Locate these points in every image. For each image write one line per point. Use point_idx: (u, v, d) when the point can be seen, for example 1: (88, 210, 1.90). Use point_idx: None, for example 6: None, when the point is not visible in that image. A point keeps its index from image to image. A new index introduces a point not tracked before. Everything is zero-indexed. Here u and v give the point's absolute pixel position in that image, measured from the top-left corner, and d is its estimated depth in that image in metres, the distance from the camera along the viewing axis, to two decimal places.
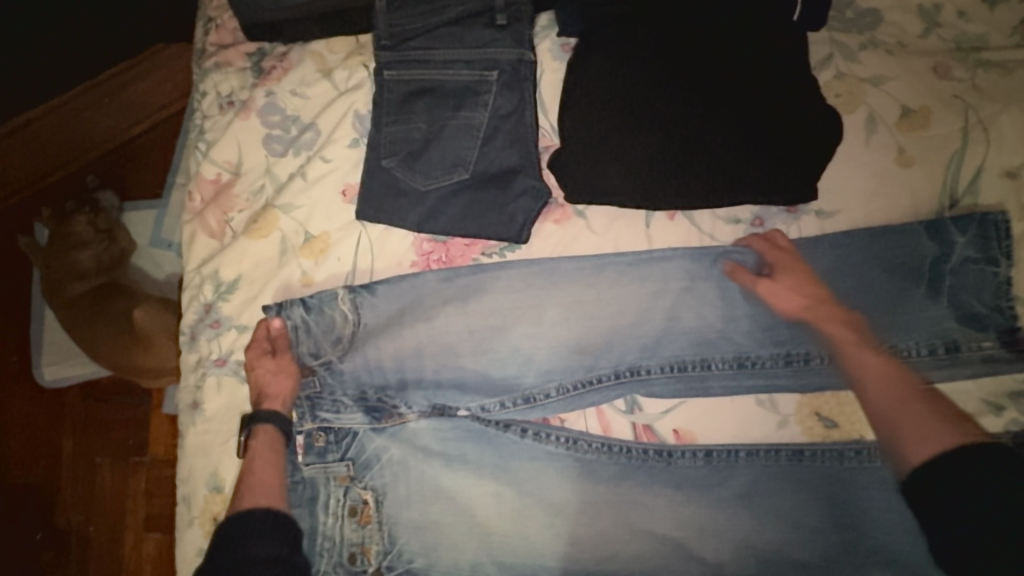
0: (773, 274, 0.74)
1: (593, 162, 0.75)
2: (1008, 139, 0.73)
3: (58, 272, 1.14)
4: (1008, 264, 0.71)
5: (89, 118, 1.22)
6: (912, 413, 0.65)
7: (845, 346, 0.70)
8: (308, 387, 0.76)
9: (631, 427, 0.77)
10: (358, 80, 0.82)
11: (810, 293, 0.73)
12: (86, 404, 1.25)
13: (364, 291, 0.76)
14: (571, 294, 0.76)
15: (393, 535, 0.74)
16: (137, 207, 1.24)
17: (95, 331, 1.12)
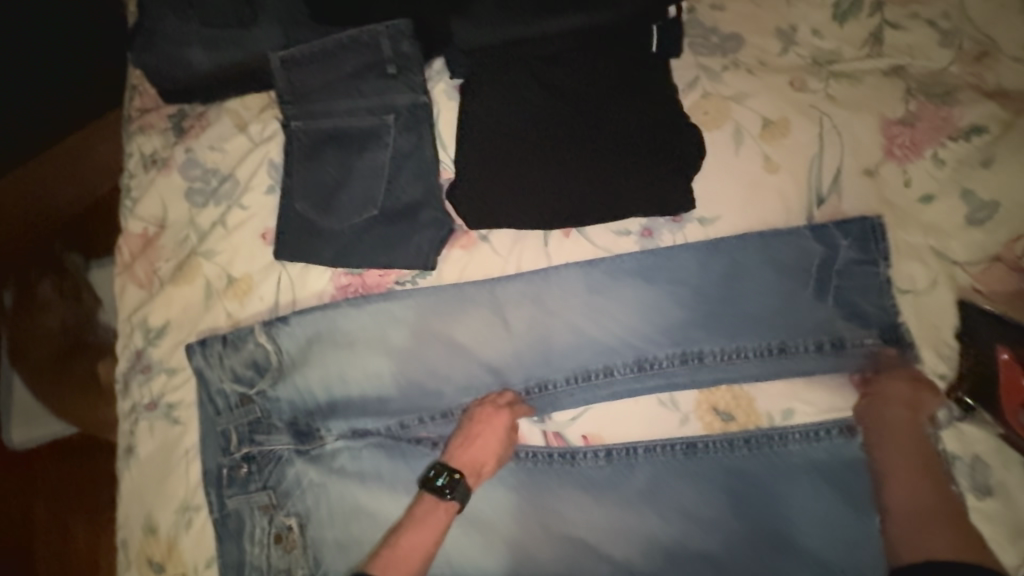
0: (883, 371, 0.74)
1: (485, 190, 0.81)
2: (861, 141, 0.79)
3: (22, 335, 1.23)
4: (887, 264, 0.77)
5: (51, 187, 1.27)
6: (933, 527, 0.62)
7: (904, 472, 0.68)
8: (249, 415, 0.81)
9: (541, 434, 0.80)
10: (271, 132, 0.88)
11: (913, 401, 0.73)
12: (58, 466, 1.29)
13: (279, 323, 0.82)
14: (481, 314, 0.82)
15: (318, 557, 0.78)
16: (102, 266, 1.29)
17: (61, 397, 1.18)
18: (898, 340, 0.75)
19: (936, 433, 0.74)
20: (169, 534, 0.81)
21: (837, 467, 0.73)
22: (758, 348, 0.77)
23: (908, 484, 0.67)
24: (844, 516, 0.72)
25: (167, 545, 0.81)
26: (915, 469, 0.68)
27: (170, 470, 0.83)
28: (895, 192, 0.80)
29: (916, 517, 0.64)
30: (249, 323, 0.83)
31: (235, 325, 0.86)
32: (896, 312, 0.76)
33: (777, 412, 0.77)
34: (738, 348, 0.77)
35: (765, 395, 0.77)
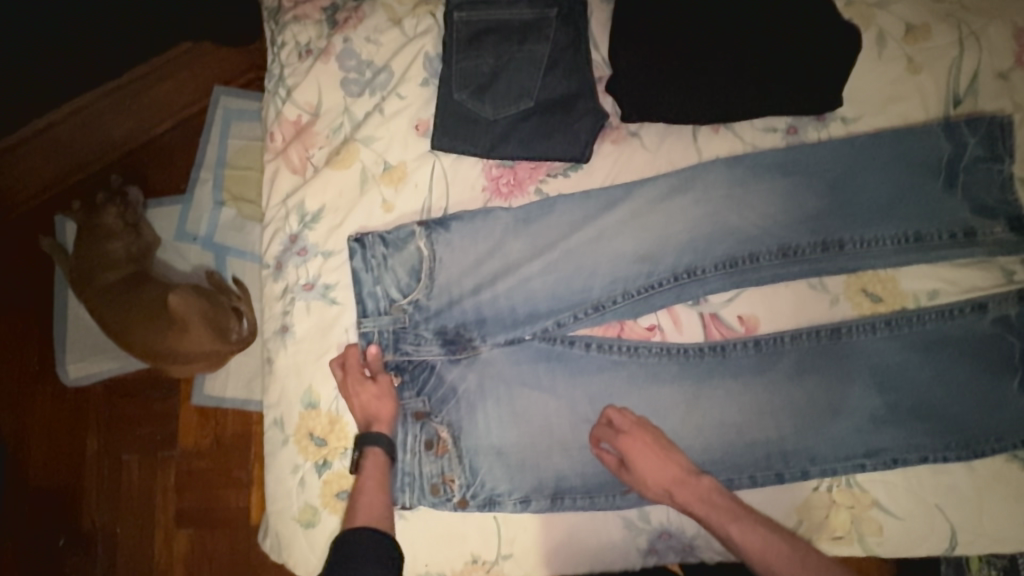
0: (629, 470, 0.77)
1: (645, 85, 0.85)
2: (996, 46, 0.84)
3: (86, 265, 1.14)
4: (1010, 161, 0.82)
5: (110, 119, 1.24)
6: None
7: (722, 518, 0.73)
8: (395, 322, 0.82)
9: (697, 316, 0.84)
10: (426, 27, 0.90)
11: (670, 482, 0.75)
12: (113, 400, 1.24)
13: (438, 229, 0.83)
14: (625, 217, 0.85)
15: (473, 468, 0.79)
16: (160, 204, 1.27)
17: (128, 321, 1.10)
18: None
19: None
20: (330, 408, 0.83)
21: (977, 343, 0.78)
22: (895, 237, 0.82)
23: (737, 537, 0.72)
24: (982, 388, 0.77)
25: (329, 419, 0.83)
26: (718, 519, 0.73)
27: (330, 347, 0.84)
28: None
29: (762, 561, 0.70)
30: (408, 225, 0.84)
31: (391, 209, 0.88)
32: (1017, 204, 0.81)
33: (923, 293, 0.82)
34: (876, 238, 0.82)
35: (911, 277, 0.82)
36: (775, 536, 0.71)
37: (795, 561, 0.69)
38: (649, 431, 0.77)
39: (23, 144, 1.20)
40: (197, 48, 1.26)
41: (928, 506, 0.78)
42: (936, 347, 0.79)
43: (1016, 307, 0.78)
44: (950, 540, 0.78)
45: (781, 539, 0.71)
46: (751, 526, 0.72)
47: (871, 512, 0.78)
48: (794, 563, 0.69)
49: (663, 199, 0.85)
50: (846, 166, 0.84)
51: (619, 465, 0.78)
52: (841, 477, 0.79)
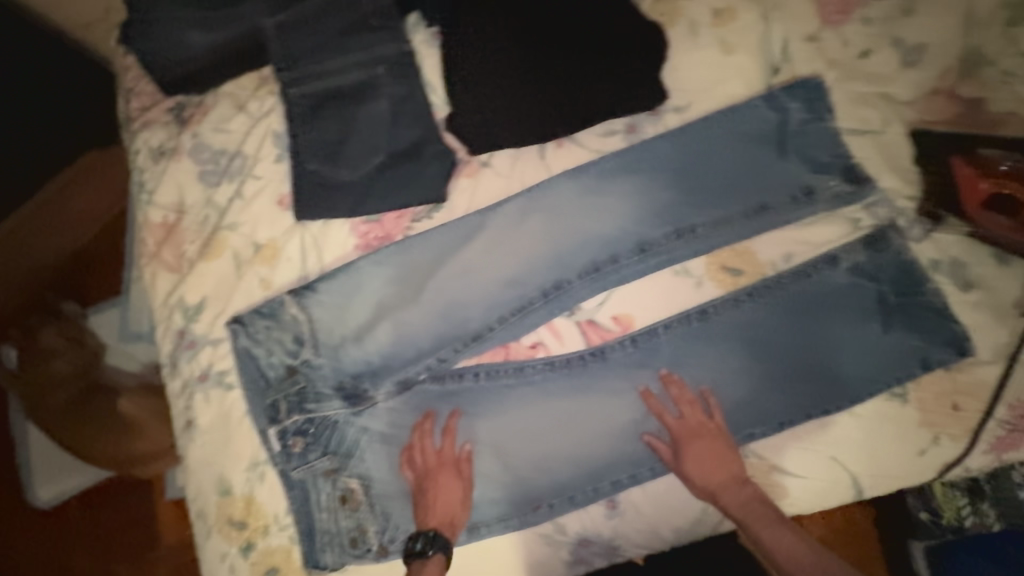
0: (677, 463, 0.79)
1: (482, 119, 0.88)
2: (798, 13, 0.89)
3: (32, 390, 1.09)
4: (832, 118, 0.86)
5: (27, 238, 1.19)
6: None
7: (787, 525, 0.76)
8: (295, 385, 0.85)
9: (576, 326, 0.86)
10: (269, 106, 0.94)
11: (718, 475, 0.78)
12: (88, 513, 1.24)
13: (308, 292, 0.86)
14: (486, 246, 0.88)
15: (386, 512, 0.82)
16: (100, 310, 1.27)
17: (85, 437, 1.08)
18: (861, 184, 0.84)
19: (904, 242, 0.82)
20: (244, 491, 0.85)
21: (833, 292, 0.82)
22: (742, 211, 0.85)
23: (787, 542, 0.74)
24: (846, 334, 0.81)
25: (244, 502, 0.84)
26: (782, 525, 0.76)
27: (234, 433, 0.86)
28: (837, 52, 0.90)
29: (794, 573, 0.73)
30: (278, 295, 0.87)
31: (270, 285, 0.90)
32: (848, 156, 0.85)
33: (778, 258, 0.85)
34: (725, 215, 0.85)
35: (766, 245, 0.85)
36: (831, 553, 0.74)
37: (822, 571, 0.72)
38: (721, 435, 0.80)
39: None
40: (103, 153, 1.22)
41: (826, 460, 0.80)
42: (801, 308, 0.82)
43: (865, 254, 0.82)
44: (854, 487, 0.80)
45: (807, 547, 0.74)
46: (795, 532, 0.75)
47: (773, 477, 0.81)
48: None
49: (520, 214, 0.88)
50: (683, 152, 0.88)
51: (670, 456, 0.80)
52: (738, 452, 0.81)
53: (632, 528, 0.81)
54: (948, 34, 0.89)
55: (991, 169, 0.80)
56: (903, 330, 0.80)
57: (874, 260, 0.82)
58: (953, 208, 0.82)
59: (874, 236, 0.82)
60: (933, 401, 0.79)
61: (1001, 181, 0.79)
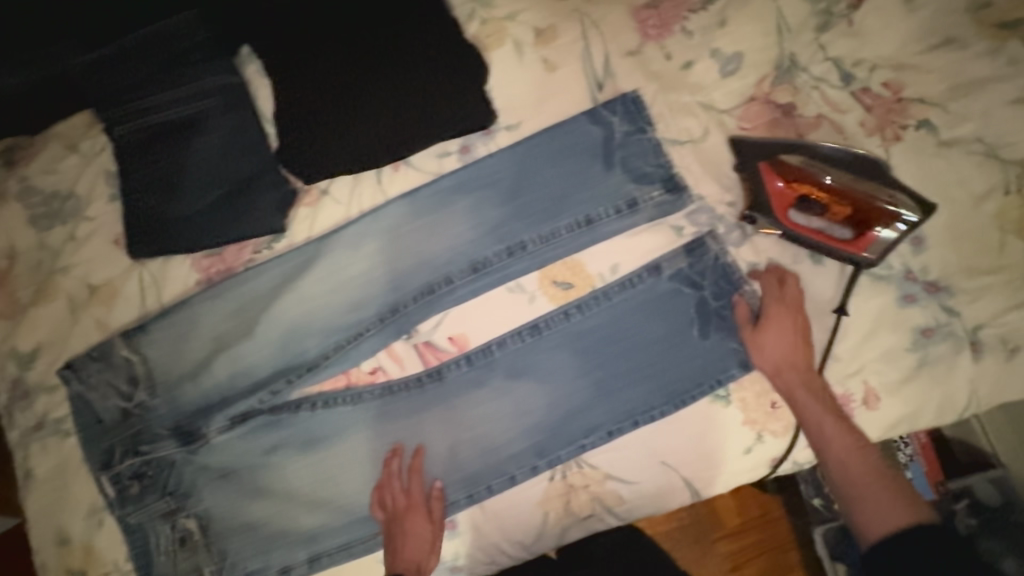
0: (756, 331, 0.80)
1: (311, 149, 0.90)
2: (619, 30, 0.92)
3: None
4: (654, 129, 0.89)
5: None
6: (874, 488, 0.71)
7: (817, 415, 0.76)
8: (131, 428, 0.84)
9: (414, 348, 0.86)
10: (100, 145, 0.92)
11: (794, 354, 0.78)
12: None
13: (140, 333, 0.86)
14: (322, 274, 0.88)
15: (223, 551, 0.82)
16: None
17: None
18: (678, 195, 0.86)
19: (721, 247, 0.85)
20: (83, 539, 0.83)
21: (658, 299, 0.84)
22: (569, 225, 0.86)
23: (827, 432, 0.75)
24: (669, 340, 0.83)
25: (83, 551, 0.83)
26: (817, 413, 0.76)
27: (71, 480, 0.84)
28: (660, 64, 0.92)
29: (840, 460, 0.73)
30: (110, 338, 0.86)
31: (106, 327, 0.89)
32: (670, 166, 0.87)
33: (607, 270, 0.86)
34: (552, 231, 0.87)
35: (595, 257, 0.87)
36: (863, 447, 0.74)
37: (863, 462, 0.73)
38: (797, 313, 0.80)
39: None
40: None
41: (657, 466, 0.82)
42: (626, 317, 0.84)
43: (686, 261, 0.84)
44: (685, 488, 0.83)
45: (852, 438, 0.74)
46: (850, 432, 0.75)
47: (607, 485, 0.82)
48: (874, 476, 0.72)
49: (355, 241, 0.89)
50: (512, 171, 0.89)
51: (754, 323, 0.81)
52: (571, 463, 0.82)
53: (473, 546, 0.83)
54: (764, 41, 0.92)
55: (794, 171, 0.83)
56: (721, 334, 0.82)
57: (696, 266, 0.84)
58: (765, 211, 0.84)
59: (694, 244, 0.85)
60: (754, 400, 0.82)
61: (803, 184, 0.83)
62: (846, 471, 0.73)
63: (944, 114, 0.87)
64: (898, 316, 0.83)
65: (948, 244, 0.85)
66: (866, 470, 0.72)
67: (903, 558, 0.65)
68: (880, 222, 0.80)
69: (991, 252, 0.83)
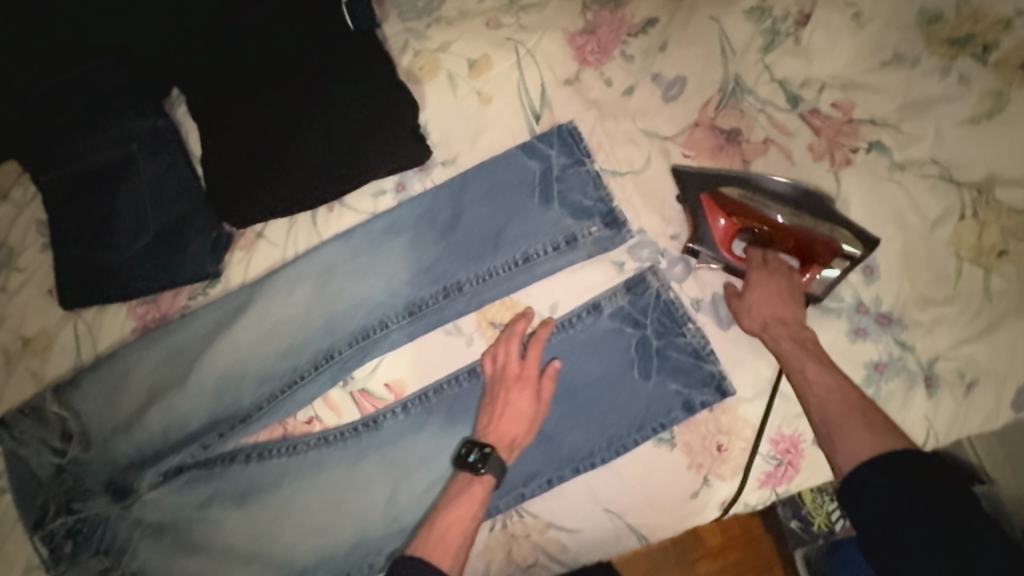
0: (741, 298, 0.78)
1: (240, 192, 0.86)
2: (555, 57, 0.89)
3: None
4: (591, 161, 0.86)
5: None
6: (850, 424, 0.65)
7: (799, 359, 0.71)
8: (65, 484, 0.83)
9: (350, 396, 0.84)
10: (31, 194, 0.91)
11: (778, 310, 0.76)
12: None
13: (69, 389, 0.84)
14: (254, 321, 0.86)
15: None
16: None
17: None
18: (617, 229, 0.83)
19: (663, 282, 0.81)
20: None
21: (598, 339, 0.82)
22: (506, 264, 0.84)
23: (810, 376, 0.70)
24: (610, 381, 0.80)
25: None
26: (800, 359, 0.72)
27: (6, 539, 0.83)
28: (599, 92, 0.89)
29: (822, 403, 0.68)
30: (42, 393, 0.85)
31: (41, 380, 0.87)
32: (610, 199, 0.84)
33: (547, 307, 0.84)
34: (489, 270, 0.84)
35: (534, 296, 0.84)
36: (842, 384, 0.69)
37: (850, 408, 0.67)
38: (783, 276, 0.78)
39: None
40: None
41: (602, 513, 0.79)
42: (563, 359, 0.82)
43: (627, 297, 0.81)
44: (635, 533, 0.80)
45: (846, 390, 0.68)
46: (838, 379, 0.69)
47: (549, 534, 0.79)
48: (855, 414, 0.66)
49: (288, 285, 0.87)
50: (445, 210, 0.87)
51: (737, 295, 0.79)
52: (512, 511, 0.80)
53: None
54: (706, 64, 0.88)
55: (734, 202, 0.78)
56: (664, 375, 0.79)
57: (637, 303, 0.81)
58: (707, 244, 0.81)
59: (634, 280, 0.82)
60: (699, 443, 0.79)
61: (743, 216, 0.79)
62: (833, 419, 0.67)
63: (895, 135, 0.83)
64: (848, 351, 0.80)
65: (902, 272, 0.81)
66: (852, 414, 0.66)
67: (885, 499, 0.59)
68: (825, 256, 0.77)
69: (946, 280, 0.80)
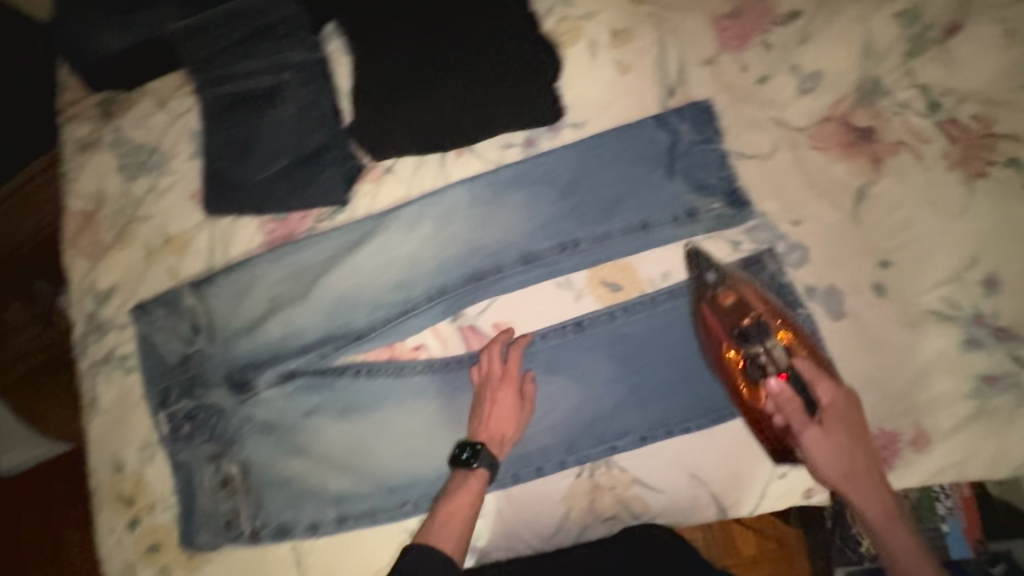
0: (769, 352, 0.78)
1: (381, 125, 0.91)
2: (696, 38, 0.92)
3: None
4: (721, 141, 0.87)
5: (12, 222, 1.27)
6: (863, 484, 0.72)
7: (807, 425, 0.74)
8: (188, 372, 0.89)
9: (459, 330, 0.89)
10: (188, 105, 0.98)
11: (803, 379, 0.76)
12: (42, 482, 1.29)
13: (206, 285, 0.91)
14: (377, 248, 0.90)
15: (259, 499, 0.86)
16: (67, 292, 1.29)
17: None
18: (739, 209, 0.84)
19: (777, 267, 0.84)
20: (136, 468, 0.89)
21: (708, 312, 0.83)
22: (625, 228, 0.86)
23: (822, 444, 0.73)
24: (714, 353, 0.82)
25: (135, 479, 0.89)
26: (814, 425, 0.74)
27: (130, 413, 0.91)
28: (734, 76, 0.91)
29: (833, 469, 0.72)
30: (178, 287, 0.91)
31: (176, 275, 0.95)
32: (734, 180, 0.86)
33: (659, 275, 0.87)
34: (608, 231, 0.86)
35: (648, 262, 0.87)
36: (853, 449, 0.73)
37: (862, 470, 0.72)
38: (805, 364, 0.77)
39: None
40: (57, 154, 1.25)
41: (688, 477, 0.83)
42: (673, 325, 0.84)
43: (739, 275, 0.83)
44: (715, 505, 0.83)
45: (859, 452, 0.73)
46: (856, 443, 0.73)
47: (633, 490, 0.83)
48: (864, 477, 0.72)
49: (413, 217, 0.91)
50: (572, 168, 0.90)
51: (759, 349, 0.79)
52: (601, 462, 0.83)
53: (495, 533, 0.85)
54: (848, 62, 0.89)
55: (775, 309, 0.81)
56: (768, 355, 0.81)
57: (748, 282, 0.83)
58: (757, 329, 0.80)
59: (746, 260, 0.84)
60: None
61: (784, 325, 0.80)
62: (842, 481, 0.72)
63: None
64: (958, 360, 0.80)
65: None
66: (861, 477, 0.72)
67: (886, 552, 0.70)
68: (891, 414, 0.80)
69: None
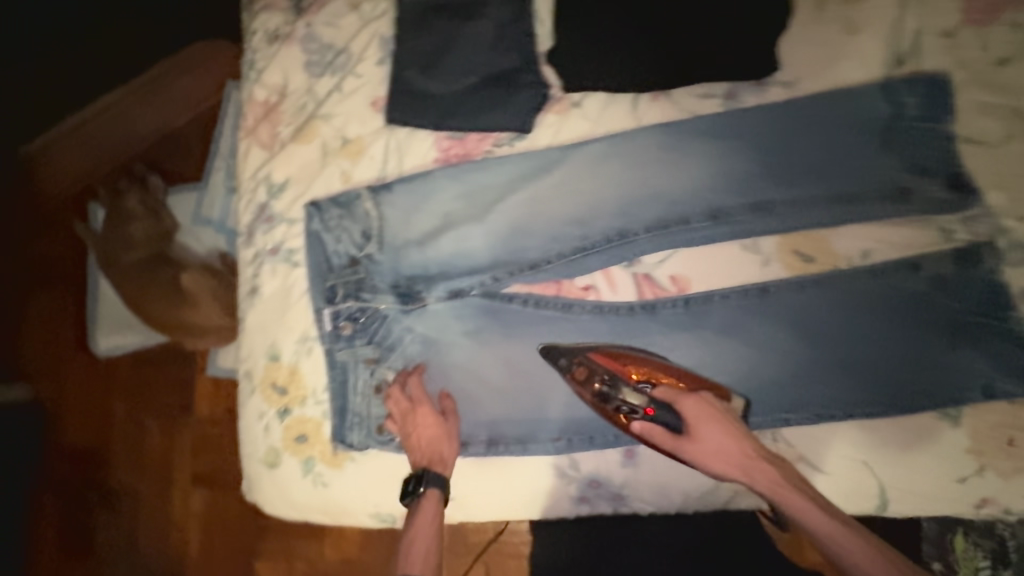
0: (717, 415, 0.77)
1: (581, 53, 0.87)
2: (937, 7, 0.85)
3: (107, 246, 1.20)
4: (951, 121, 0.81)
5: (134, 114, 1.27)
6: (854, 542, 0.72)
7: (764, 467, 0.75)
8: (355, 275, 0.89)
9: (632, 277, 0.88)
10: (382, 10, 0.97)
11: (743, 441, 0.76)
12: (137, 369, 1.30)
13: (383, 192, 0.90)
14: (559, 181, 0.88)
15: None
16: (179, 191, 1.28)
17: (144, 289, 1.17)
18: (962, 195, 0.79)
19: (997, 263, 0.76)
20: (290, 360, 0.91)
21: (911, 300, 0.78)
22: (830, 198, 0.81)
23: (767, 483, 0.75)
24: (910, 343, 0.78)
25: (290, 370, 0.91)
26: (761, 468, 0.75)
27: (291, 306, 0.92)
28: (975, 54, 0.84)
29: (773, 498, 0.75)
30: (356, 190, 0.92)
31: (349, 179, 0.94)
32: (959, 164, 0.80)
33: (856, 252, 0.83)
34: (810, 198, 0.81)
35: (845, 239, 0.84)
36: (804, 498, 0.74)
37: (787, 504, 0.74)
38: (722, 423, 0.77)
39: (65, 134, 1.25)
40: (196, 51, 1.24)
41: (858, 464, 0.81)
42: (871, 306, 0.79)
43: (949, 266, 0.77)
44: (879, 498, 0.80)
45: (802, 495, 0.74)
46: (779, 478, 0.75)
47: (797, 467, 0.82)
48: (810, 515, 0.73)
49: (600, 155, 0.88)
50: (778, 127, 0.84)
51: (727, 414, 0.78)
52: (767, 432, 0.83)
53: (644, 484, 0.85)
54: None
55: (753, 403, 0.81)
56: (973, 353, 0.76)
57: (962, 274, 0.77)
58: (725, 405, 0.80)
59: (964, 249, 0.77)
60: (983, 430, 0.78)
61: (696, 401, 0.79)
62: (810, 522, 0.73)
63: None
64: None
65: None
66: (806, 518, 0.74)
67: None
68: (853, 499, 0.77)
69: None
